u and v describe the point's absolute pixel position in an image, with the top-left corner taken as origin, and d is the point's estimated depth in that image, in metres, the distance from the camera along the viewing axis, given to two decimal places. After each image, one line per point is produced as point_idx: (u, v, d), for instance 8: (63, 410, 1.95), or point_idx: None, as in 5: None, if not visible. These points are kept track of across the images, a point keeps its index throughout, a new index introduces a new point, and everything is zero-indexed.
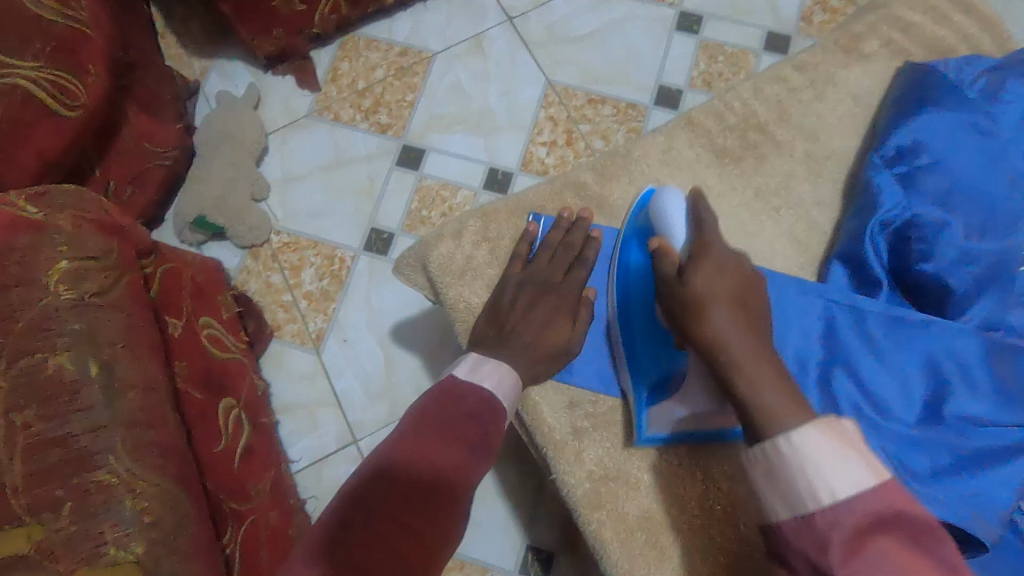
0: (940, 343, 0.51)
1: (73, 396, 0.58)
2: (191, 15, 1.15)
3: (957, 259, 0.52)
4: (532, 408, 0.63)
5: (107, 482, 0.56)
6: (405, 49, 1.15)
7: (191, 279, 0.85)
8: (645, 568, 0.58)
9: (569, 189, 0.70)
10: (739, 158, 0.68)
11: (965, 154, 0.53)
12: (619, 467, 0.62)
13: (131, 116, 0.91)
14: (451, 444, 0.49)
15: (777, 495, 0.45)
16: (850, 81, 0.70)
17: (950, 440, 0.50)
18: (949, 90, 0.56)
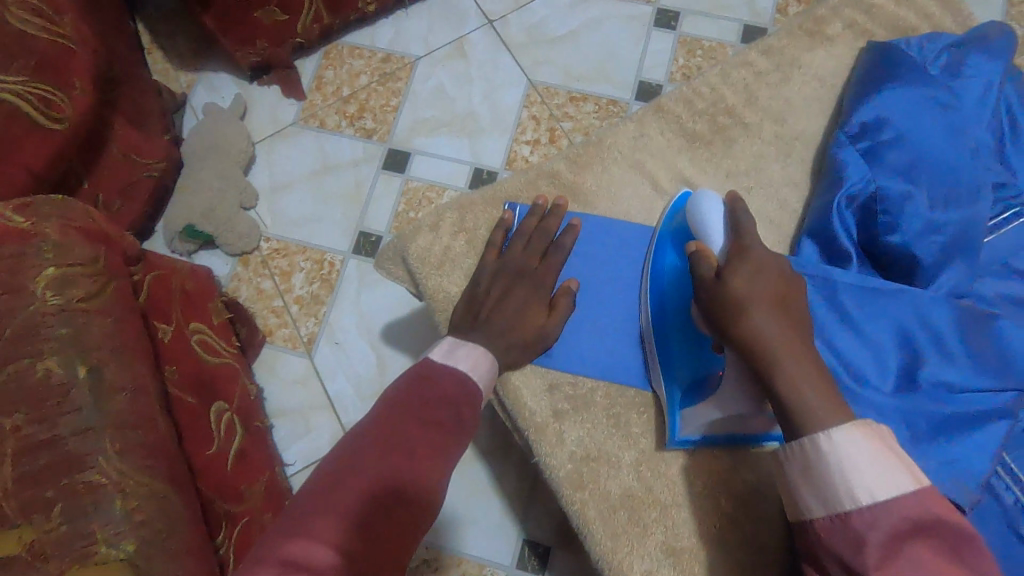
0: (913, 312, 0.52)
1: (61, 398, 0.58)
2: (176, 29, 1.18)
3: (923, 229, 0.53)
4: (512, 392, 0.64)
5: (96, 482, 0.57)
6: (387, 56, 1.16)
7: (179, 286, 0.86)
8: (628, 545, 0.59)
9: (544, 178, 0.71)
10: (708, 142, 0.70)
11: (927, 127, 0.55)
12: (600, 446, 0.62)
13: (117, 128, 0.93)
14: (430, 425, 0.50)
15: (812, 491, 0.47)
16: (814, 64, 0.71)
17: (926, 407, 0.50)
18: (912, 66, 0.58)
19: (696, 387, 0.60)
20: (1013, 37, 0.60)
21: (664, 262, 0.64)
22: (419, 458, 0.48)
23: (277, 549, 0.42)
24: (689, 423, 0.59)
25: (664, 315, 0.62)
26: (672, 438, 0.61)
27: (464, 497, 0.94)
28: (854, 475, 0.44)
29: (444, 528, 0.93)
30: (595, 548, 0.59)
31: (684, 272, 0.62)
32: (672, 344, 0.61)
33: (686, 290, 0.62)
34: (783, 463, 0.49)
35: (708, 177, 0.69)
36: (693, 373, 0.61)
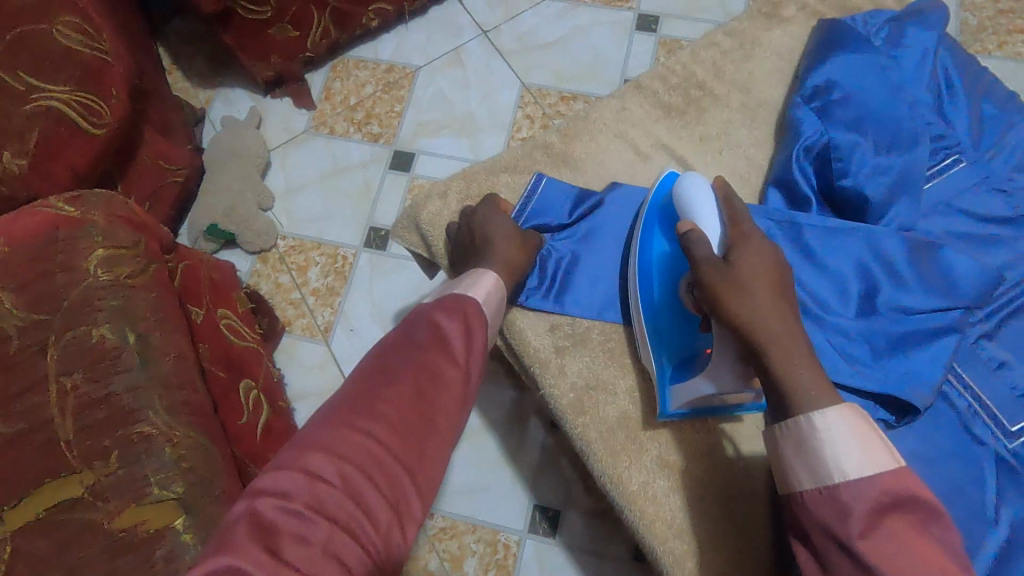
0: (868, 245, 0.62)
1: (114, 359, 0.66)
2: (194, 48, 1.27)
3: (871, 171, 0.63)
4: (518, 332, 0.72)
5: (147, 433, 0.64)
6: (390, 66, 1.26)
7: (207, 277, 0.93)
8: (626, 461, 0.67)
9: (538, 149, 0.79)
10: (683, 112, 0.79)
11: (870, 87, 0.65)
12: (598, 376, 0.70)
13: (147, 137, 1.01)
14: (413, 355, 0.53)
15: (804, 466, 0.52)
16: (774, 41, 0.80)
17: (884, 326, 0.60)
18: (857, 35, 0.67)
19: (685, 362, 0.66)
20: (947, 13, 0.69)
21: (653, 246, 0.70)
22: (399, 388, 0.51)
23: (281, 478, 0.47)
24: (679, 398, 0.65)
25: (652, 295, 0.69)
26: (663, 410, 0.66)
27: (476, 467, 0.99)
28: (841, 451, 0.50)
29: (458, 497, 0.98)
30: (596, 464, 0.68)
31: (674, 256, 0.69)
32: (661, 315, 0.68)
33: (676, 274, 0.69)
34: (778, 440, 0.54)
35: (686, 145, 0.77)
36: (683, 347, 0.67)
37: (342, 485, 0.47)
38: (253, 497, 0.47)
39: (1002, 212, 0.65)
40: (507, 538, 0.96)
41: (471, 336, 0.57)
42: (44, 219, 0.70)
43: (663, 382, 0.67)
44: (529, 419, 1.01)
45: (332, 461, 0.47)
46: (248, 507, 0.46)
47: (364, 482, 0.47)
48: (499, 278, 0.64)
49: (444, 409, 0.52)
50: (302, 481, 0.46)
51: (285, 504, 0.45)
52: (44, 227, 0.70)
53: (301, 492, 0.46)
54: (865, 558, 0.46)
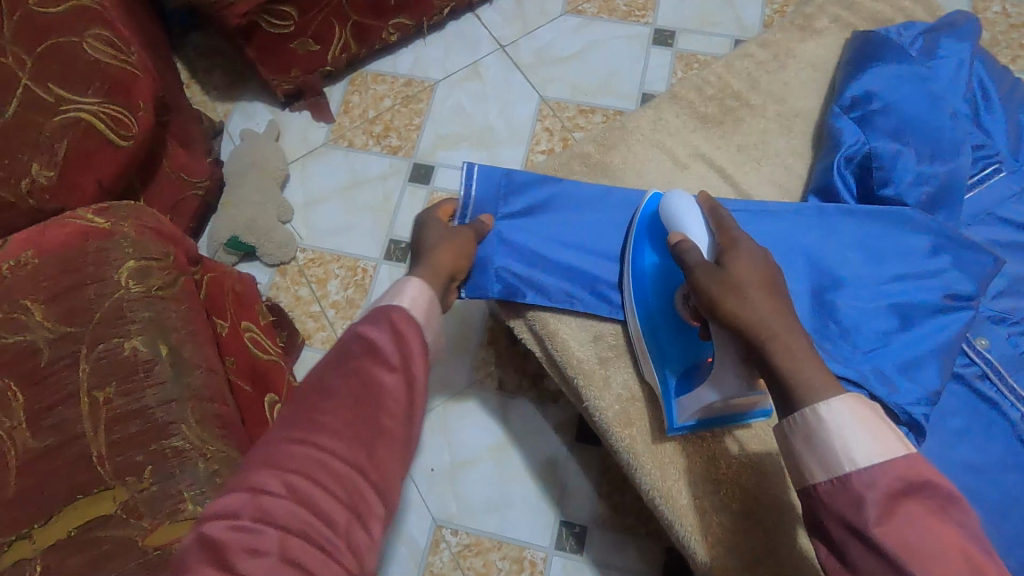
0: (906, 247, 0.66)
1: (147, 372, 0.64)
2: (214, 63, 1.28)
3: (913, 180, 0.67)
4: (560, 342, 0.74)
5: (181, 447, 0.62)
6: (409, 80, 1.26)
7: (231, 289, 0.92)
8: (674, 473, 0.70)
9: (575, 159, 0.80)
10: (720, 122, 0.80)
11: (909, 96, 0.67)
12: (643, 388, 0.74)
13: (170, 149, 1.01)
14: (351, 363, 0.51)
15: (815, 459, 0.52)
16: (807, 53, 0.81)
17: (925, 322, 0.64)
18: (895, 47, 0.70)
19: (687, 373, 0.68)
20: (978, 24, 0.71)
21: (643, 260, 0.72)
22: (335, 398, 0.49)
23: (225, 501, 0.45)
24: (683, 413, 0.68)
25: (649, 309, 0.71)
26: (671, 426, 0.70)
27: (499, 482, 0.98)
28: (850, 442, 0.50)
29: (482, 513, 0.97)
30: (645, 477, 0.70)
31: (665, 268, 0.72)
32: (661, 328, 0.71)
33: (670, 286, 0.71)
34: (787, 435, 0.54)
35: (721, 155, 0.78)
36: (684, 359, 0.70)
37: (289, 495, 0.45)
38: (206, 518, 0.46)
39: None
40: (533, 555, 0.94)
41: (412, 335, 0.53)
42: (75, 231, 0.70)
43: (667, 396, 0.70)
44: (555, 433, 1.00)
45: (276, 474, 0.45)
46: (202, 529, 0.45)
47: (310, 491, 0.45)
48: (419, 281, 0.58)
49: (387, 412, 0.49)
50: (246, 498, 0.45)
51: (235, 521, 0.44)
52: (75, 239, 0.69)
53: (247, 507, 0.45)
54: (886, 548, 0.46)
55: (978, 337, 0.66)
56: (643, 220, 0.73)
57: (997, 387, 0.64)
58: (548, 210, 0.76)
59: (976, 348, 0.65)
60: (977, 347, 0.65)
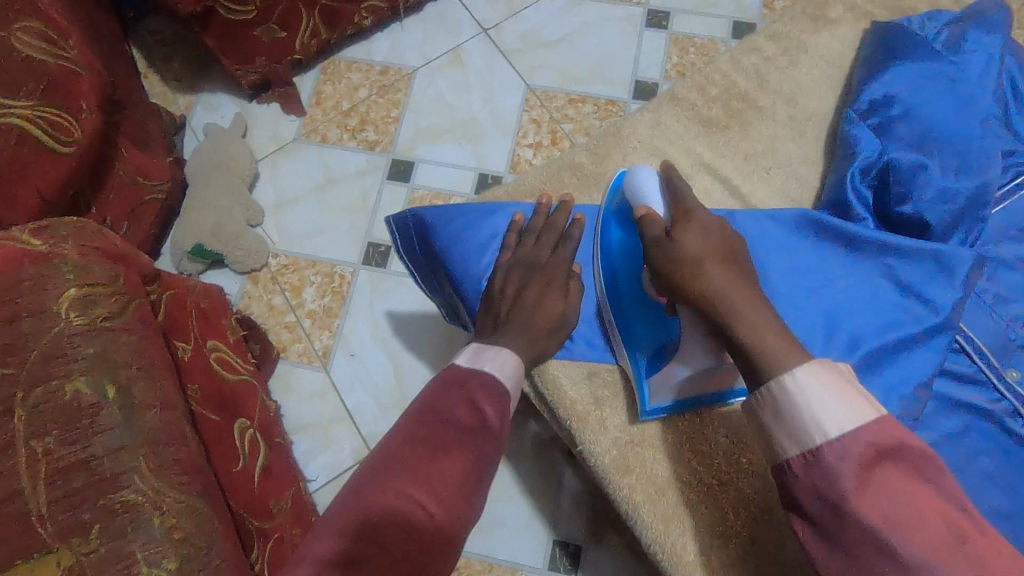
0: (913, 269, 0.62)
1: (92, 418, 0.58)
2: (174, 51, 1.18)
3: (934, 197, 0.61)
4: (552, 381, 0.70)
5: (133, 501, 0.56)
6: (385, 68, 1.18)
7: (194, 305, 0.85)
8: (679, 528, 0.65)
9: (566, 170, 0.76)
10: (727, 126, 0.75)
11: (933, 100, 0.62)
12: (643, 431, 0.69)
13: (123, 151, 0.93)
14: (455, 425, 0.53)
15: (786, 433, 0.48)
16: (819, 47, 0.76)
17: (932, 356, 0.60)
18: (917, 43, 0.65)
19: (656, 353, 0.66)
20: (1007, 6, 0.66)
21: (610, 237, 0.70)
22: (448, 458, 0.51)
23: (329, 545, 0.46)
24: (655, 391, 0.67)
25: (618, 289, 0.68)
26: (644, 410, 0.68)
27: (489, 502, 0.93)
28: (818, 409, 0.46)
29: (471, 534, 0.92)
30: (646, 530, 0.65)
31: (631, 245, 0.68)
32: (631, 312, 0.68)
33: (635, 264, 0.68)
34: (756, 410, 0.51)
35: (728, 164, 0.72)
36: (654, 341, 0.67)
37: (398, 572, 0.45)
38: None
39: None
40: None
41: (504, 405, 0.56)
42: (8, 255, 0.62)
43: (639, 378, 0.68)
44: (548, 450, 0.95)
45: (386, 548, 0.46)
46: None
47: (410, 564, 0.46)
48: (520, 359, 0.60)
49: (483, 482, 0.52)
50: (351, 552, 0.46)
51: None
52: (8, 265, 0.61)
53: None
54: None
55: (1007, 368, 0.61)
56: (609, 200, 0.71)
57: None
58: (460, 244, 0.70)
59: (1007, 381, 0.60)
60: (1009, 381, 0.60)
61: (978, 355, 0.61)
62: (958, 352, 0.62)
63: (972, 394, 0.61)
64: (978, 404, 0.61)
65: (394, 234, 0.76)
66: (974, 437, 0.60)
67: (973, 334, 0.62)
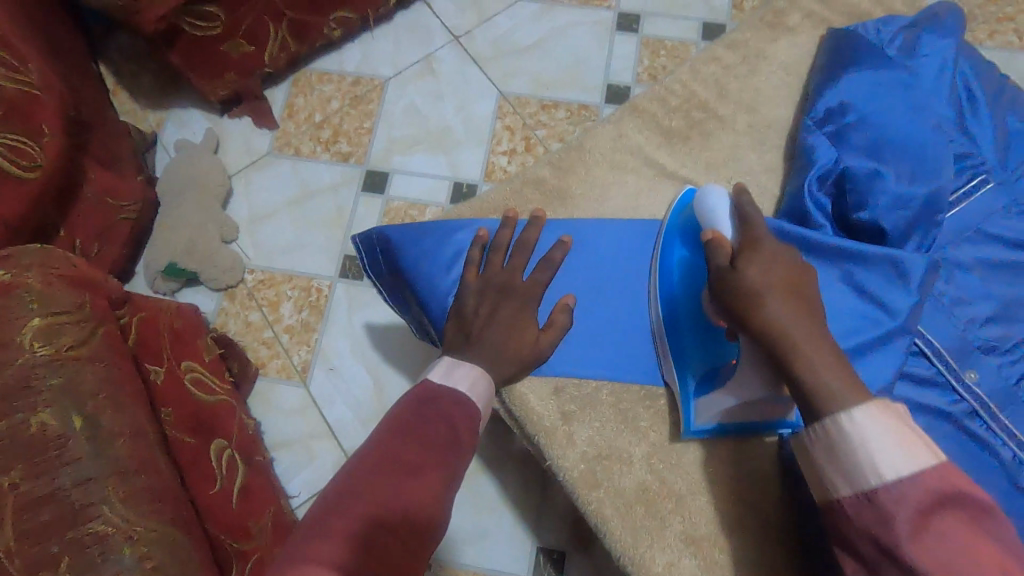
0: (871, 276, 0.63)
1: (60, 450, 0.57)
2: (142, 68, 1.16)
3: (889, 205, 0.63)
4: (520, 399, 0.71)
5: (104, 532, 0.56)
6: (357, 79, 1.17)
7: (167, 326, 0.84)
8: (647, 538, 0.68)
9: (529, 185, 0.79)
10: (687, 137, 0.80)
11: (887, 108, 0.66)
12: (609, 445, 0.71)
13: (91, 172, 0.92)
14: (422, 442, 0.54)
15: (838, 471, 0.51)
16: (778, 53, 0.82)
17: (893, 361, 0.61)
18: (872, 51, 0.68)
19: (709, 376, 0.67)
20: (961, 14, 0.70)
21: (672, 256, 0.71)
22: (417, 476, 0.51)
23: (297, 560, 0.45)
24: (703, 412, 0.68)
25: (675, 310, 0.70)
26: (689, 428, 0.69)
27: (474, 511, 0.93)
28: (875, 452, 0.49)
29: (455, 543, 0.92)
30: (615, 543, 0.68)
31: (693, 263, 0.70)
32: (687, 330, 0.69)
33: (697, 285, 0.69)
34: (807, 446, 0.53)
35: (690, 170, 0.79)
36: (706, 361, 0.68)
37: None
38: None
39: None
40: None
41: (475, 426, 0.58)
42: None
43: (687, 396, 0.69)
44: (530, 457, 0.95)
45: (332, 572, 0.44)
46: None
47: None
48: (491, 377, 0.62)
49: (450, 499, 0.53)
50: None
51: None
52: None
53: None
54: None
55: (966, 370, 0.62)
56: (676, 216, 0.73)
57: (989, 425, 0.61)
58: (426, 262, 0.71)
59: (965, 382, 0.62)
60: (966, 381, 0.62)
61: (938, 358, 0.62)
62: (918, 355, 0.63)
63: (931, 396, 0.62)
64: (938, 406, 0.62)
65: (363, 255, 0.75)
66: (936, 440, 0.61)
67: (931, 336, 0.63)
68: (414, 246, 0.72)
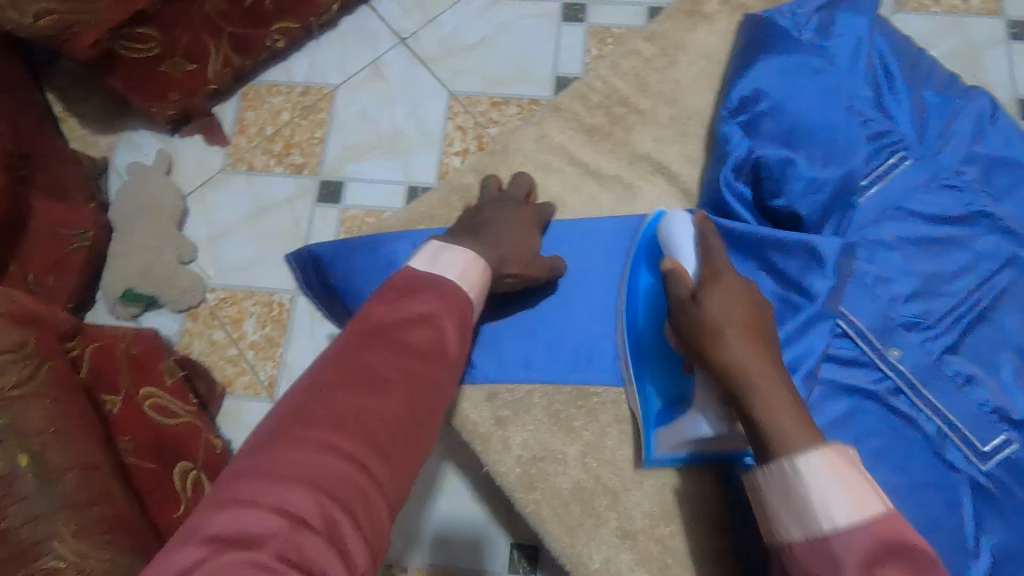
0: (795, 263, 0.69)
1: (5, 489, 0.58)
2: (88, 92, 1.15)
3: (804, 189, 0.69)
4: (456, 411, 0.77)
5: (56, 566, 0.57)
6: (306, 89, 1.16)
7: (125, 354, 0.84)
8: (584, 535, 0.72)
9: (455, 193, 0.83)
10: (608, 132, 0.85)
11: (798, 94, 0.71)
12: (545, 447, 0.75)
13: (37, 204, 0.92)
14: (399, 344, 0.53)
15: (790, 516, 0.50)
16: (696, 43, 0.87)
17: (819, 345, 0.67)
18: (781, 39, 0.73)
19: (672, 404, 0.70)
20: None
21: (639, 281, 0.74)
22: (389, 383, 0.51)
23: (258, 497, 0.43)
24: (661, 444, 0.70)
25: (640, 339, 0.73)
26: (648, 458, 0.71)
27: (446, 513, 0.94)
28: (826, 500, 0.49)
29: (431, 546, 0.93)
30: (554, 541, 0.72)
31: (658, 292, 0.73)
32: (651, 365, 0.72)
33: (657, 312, 0.72)
34: (762, 491, 0.53)
35: (614, 165, 0.83)
36: (672, 392, 0.70)
37: (324, 529, 0.43)
38: (208, 543, 0.41)
39: (953, 209, 0.70)
40: None
41: (463, 324, 0.57)
42: None
43: (649, 427, 0.71)
44: None
45: (309, 495, 0.43)
46: (204, 555, 0.40)
47: (346, 511, 0.44)
48: (485, 265, 0.63)
49: (429, 407, 0.52)
50: (277, 525, 0.42)
51: (252, 555, 0.40)
52: None
53: (275, 537, 0.41)
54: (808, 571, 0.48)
55: (890, 347, 0.67)
56: (642, 242, 0.75)
57: (912, 402, 0.66)
58: (361, 275, 0.75)
59: (888, 360, 0.66)
60: (890, 359, 0.66)
61: (861, 338, 0.67)
62: (843, 336, 0.68)
63: (857, 376, 0.67)
64: (862, 386, 0.67)
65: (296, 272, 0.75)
66: (861, 418, 0.66)
67: (855, 317, 0.68)
68: (346, 261, 0.75)
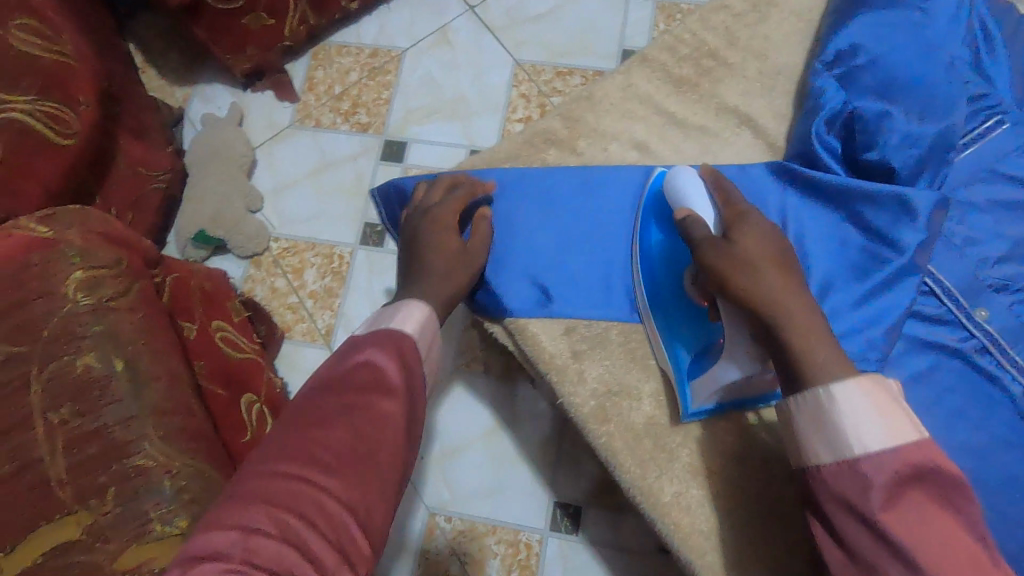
0: (887, 214, 0.69)
1: (103, 389, 0.62)
2: (169, 45, 1.20)
3: (898, 142, 0.69)
4: (531, 338, 0.77)
5: (144, 465, 0.60)
6: (375, 51, 1.19)
7: (199, 288, 0.88)
8: (655, 470, 0.72)
9: (539, 136, 0.84)
10: (695, 83, 0.86)
11: (895, 50, 0.70)
12: (618, 382, 0.76)
13: (123, 143, 0.97)
14: (346, 386, 0.55)
15: (822, 441, 0.54)
16: (789, 2, 0.87)
17: (903, 301, 0.67)
18: None
19: (700, 353, 0.71)
20: None
21: (649, 237, 0.76)
22: (341, 418, 0.52)
23: (221, 525, 0.45)
24: (697, 396, 0.71)
25: (658, 292, 0.74)
26: (686, 411, 0.72)
27: (488, 468, 0.96)
28: (859, 428, 0.51)
29: (472, 499, 0.95)
30: (626, 474, 0.73)
31: (673, 244, 0.75)
32: (677, 316, 0.73)
33: (676, 261, 0.74)
34: (792, 414, 0.56)
35: (700, 116, 0.84)
36: (698, 340, 0.72)
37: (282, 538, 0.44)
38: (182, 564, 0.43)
39: None
40: (528, 537, 0.93)
41: (408, 362, 0.58)
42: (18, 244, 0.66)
43: (682, 381, 0.72)
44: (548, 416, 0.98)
45: (267, 515, 0.45)
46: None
47: (307, 526, 0.45)
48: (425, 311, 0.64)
49: (387, 435, 0.53)
50: (234, 538, 0.44)
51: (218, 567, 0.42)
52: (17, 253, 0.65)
53: (235, 550, 0.43)
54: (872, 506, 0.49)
55: (976, 308, 0.68)
56: (649, 200, 0.77)
57: (998, 361, 0.66)
58: None
59: (975, 319, 0.67)
60: (977, 319, 0.67)
61: (946, 295, 0.68)
62: (928, 294, 0.69)
63: (940, 333, 0.68)
64: (948, 343, 0.68)
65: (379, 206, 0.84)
66: (941, 374, 0.67)
67: (941, 276, 0.69)
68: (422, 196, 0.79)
